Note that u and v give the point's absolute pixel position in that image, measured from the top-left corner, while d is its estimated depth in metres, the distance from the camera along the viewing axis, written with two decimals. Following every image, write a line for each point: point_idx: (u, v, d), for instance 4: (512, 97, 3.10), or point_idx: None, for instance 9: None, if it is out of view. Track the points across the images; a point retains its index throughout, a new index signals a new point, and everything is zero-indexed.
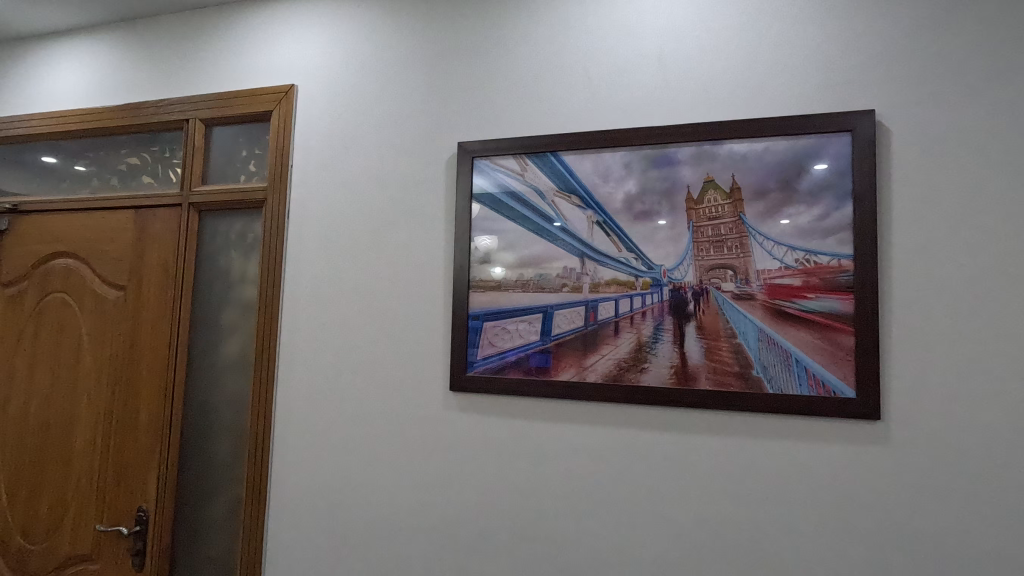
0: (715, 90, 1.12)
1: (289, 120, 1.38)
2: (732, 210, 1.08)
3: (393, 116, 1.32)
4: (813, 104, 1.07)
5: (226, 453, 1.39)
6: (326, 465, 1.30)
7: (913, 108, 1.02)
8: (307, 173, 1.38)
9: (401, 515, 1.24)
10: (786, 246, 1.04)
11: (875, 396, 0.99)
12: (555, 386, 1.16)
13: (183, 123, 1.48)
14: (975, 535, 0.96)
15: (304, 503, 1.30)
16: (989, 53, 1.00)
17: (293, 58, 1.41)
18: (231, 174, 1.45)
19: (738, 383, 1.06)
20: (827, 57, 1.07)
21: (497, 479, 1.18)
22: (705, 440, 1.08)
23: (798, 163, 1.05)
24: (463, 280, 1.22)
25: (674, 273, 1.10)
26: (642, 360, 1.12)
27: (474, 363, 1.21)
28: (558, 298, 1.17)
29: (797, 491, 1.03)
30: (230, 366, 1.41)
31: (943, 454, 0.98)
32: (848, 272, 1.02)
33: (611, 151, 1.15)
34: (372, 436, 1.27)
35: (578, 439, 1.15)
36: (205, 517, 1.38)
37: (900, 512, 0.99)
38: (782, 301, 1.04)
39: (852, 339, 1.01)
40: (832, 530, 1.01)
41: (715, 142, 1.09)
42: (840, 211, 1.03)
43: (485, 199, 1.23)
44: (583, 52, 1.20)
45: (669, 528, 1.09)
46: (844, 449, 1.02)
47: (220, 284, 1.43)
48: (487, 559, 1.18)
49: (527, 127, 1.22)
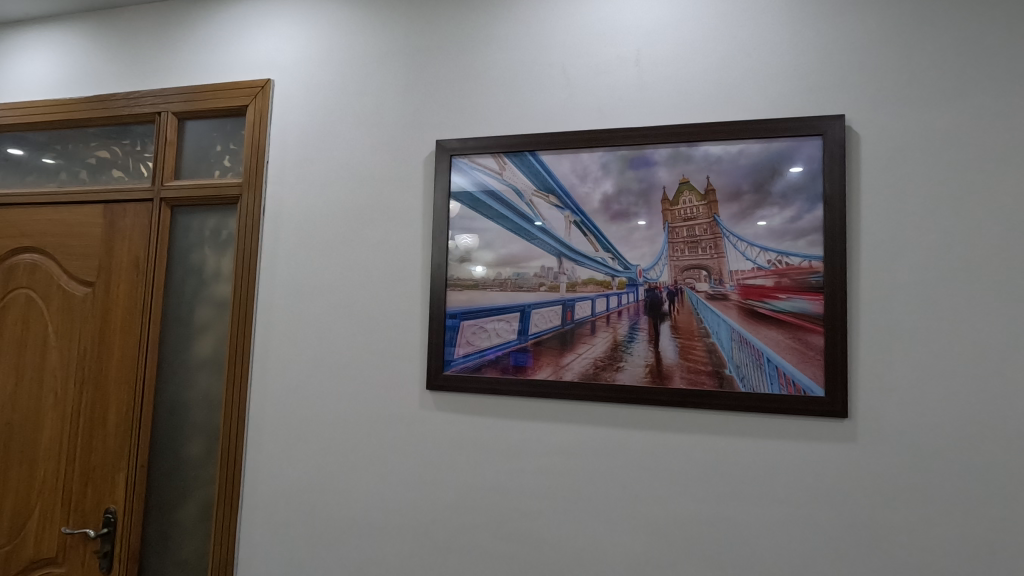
0: (691, 92, 1.13)
1: (264, 115, 1.36)
2: (707, 211, 1.09)
3: (371, 113, 1.31)
4: (787, 109, 1.09)
5: (198, 454, 1.36)
6: (302, 465, 1.28)
7: (882, 114, 1.05)
8: (283, 169, 1.36)
9: (377, 516, 1.23)
10: (759, 247, 1.06)
11: (843, 395, 1.02)
12: (533, 385, 1.16)
13: (155, 117, 1.45)
14: (937, 530, 0.99)
15: (279, 504, 1.29)
16: (953, 61, 1.03)
17: (269, 53, 1.39)
18: (204, 169, 1.42)
19: (712, 382, 1.08)
20: (800, 63, 1.09)
21: (474, 478, 1.18)
22: (679, 439, 1.10)
23: (772, 166, 1.07)
24: (441, 279, 1.22)
25: (650, 272, 1.12)
26: (618, 359, 1.13)
27: (451, 362, 1.21)
28: (536, 297, 1.18)
29: (768, 488, 1.05)
30: (203, 365, 1.38)
31: (907, 450, 1.01)
32: (818, 273, 1.04)
33: (588, 150, 1.16)
34: (349, 435, 1.26)
35: (555, 438, 1.16)
36: (175, 518, 1.36)
37: (867, 509, 1.01)
38: (755, 302, 1.06)
39: (821, 339, 1.03)
40: (802, 527, 1.04)
41: (691, 144, 1.11)
42: (812, 214, 1.05)
43: (464, 197, 1.23)
44: (561, 51, 1.21)
45: (644, 526, 1.10)
46: (813, 446, 1.04)
47: (192, 281, 1.41)
48: (464, 558, 1.17)
49: (506, 125, 1.22)
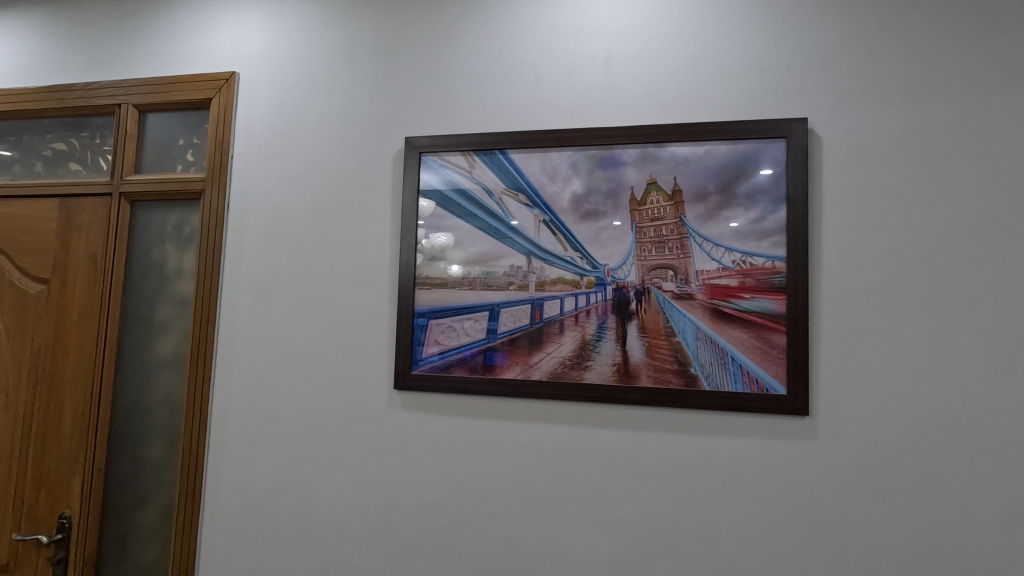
0: (659, 93, 1.14)
1: (229, 108, 1.33)
2: (674, 211, 1.10)
3: (339, 108, 1.29)
4: (752, 112, 1.10)
5: (158, 456, 1.33)
6: (266, 467, 1.26)
7: (843, 118, 1.07)
8: (248, 164, 1.33)
9: (344, 517, 1.21)
10: (724, 247, 1.08)
11: (803, 393, 1.03)
12: (502, 384, 1.15)
13: (115, 109, 1.40)
14: (893, 524, 1.01)
15: (242, 506, 1.26)
16: (912, 67, 1.06)
17: (234, 45, 1.36)
18: (166, 163, 1.38)
19: (678, 381, 1.09)
20: (765, 66, 1.11)
21: (441, 478, 1.18)
22: (645, 438, 1.10)
23: (738, 167, 1.08)
24: (409, 277, 1.20)
25: (618, 272, 1.12)
26: (586, 358, 1.13)
27: (419, 361, 1.20)
28: (505, 295, 1.17)
29: (731, 485, 1.07)
30: (164, 365, 1.34)
31: (865, 447, 1.03)
32: (781, 273, 1.06)
33: (558, 149, 1.16)
34: (315, 436, 1.24)
35: (523, 437, 1.15)
36: (133, 522, 1.32)
37: (826, 505, 1.04)
38: (719, 301, 1.07)
39: (783, 338, 1.05)
40: (764, 523, 1.05)
41: (659, 144, 1.11)
42: (775, 215, 1.06)
43: (433, 196, 1.21)
44: (531, 50, 1.21)
45: (611, 523, 1.10)
46: (776, 443, 1.06)
47: (153, 278, 1.37)
48: (432, 559, 1.17)
49: (476, 123, 1.22)
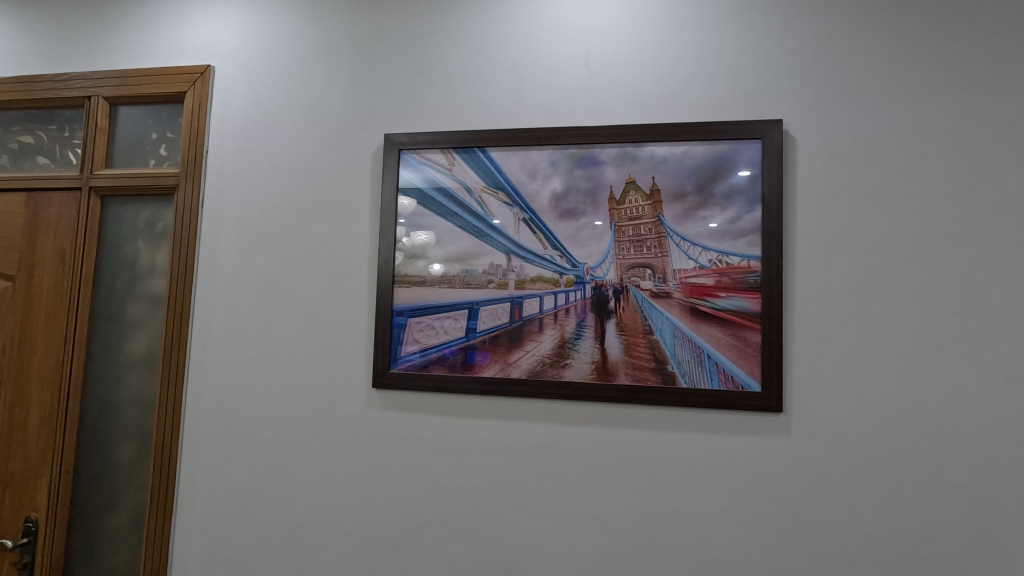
0: (638, 94, 1.15)
1: (204, 102, 1.31)
2: (652, 210, 1.11)
3: (317, 104, 1.27)
4: (729, 113, 1.12)
5: (129, 457, 1.30)
6: (242, 466, 1.24)
7: (816, 120, 1.09)
8: (223, 159, 1.30)
9: (320, 517, 1.20)
10: (701, 247, 1.09)
11: (777, 390, 1.05)
12: (481, 383, 1.15)
13: (85, 101, 1.36)
14: (863, 517, 1.04)
15: (217, 508, 1.24)
16: (883, 71, 1.08)
17: (210, 38, 1.34)
18: (138, 157, 1.35)
19: (656, 378, 1.10)
20: (741, 68, 1.12)
21: (420, 477, 1.17)
22: (623, 435, 1.11)
23: (714, 167, 1.09)
24: (388, 275, 1.19)
25: (597, 270, 1.13)
26: (565, 356, 1.13)
27: (398, 359, 1.19)
28: (484, 294, 1.17)
29: (707, 480, 1.08)
30: (136, 364, 1.31)
31: (837, 443, 1.05)
32: (756, 273, 1.07)
33: (537, 148, 1.16)
34: (291, 435, 1.22)
35: (502, 435, 1.15)
36: (103, 525, 1.29)
37: (798, 500, 1.06)
38: (696, 300, 1.09)
39: (758, 336, 1.07)
40: (739, 518, 1.07)
41: (637, 144, 1.12)
42: (751, 215, 1.08)
43: (412, 193, 1.21)
44: (511, 48, 1.20)
45: (589, 520, 1.11)
46: (751, 440, 1.07)
47: (125, 276, 1.33)
48: (410, 557, 1.16)
49: (456, 121, 1.21)
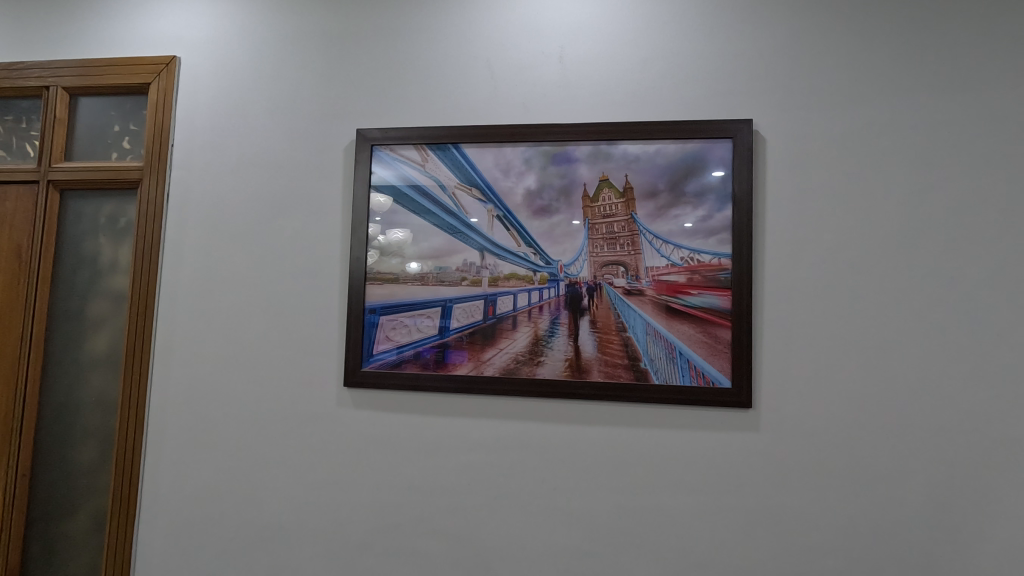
0: (612, 91, 1.15)
1: (169, 94, 1.27)
2: (625, 208, 1.11)
3: (287, 97, 1.25)
4: (701, 112, 1.13)
5: (89, 460, 1.25)
6: (208, 468, 1.21)
7: (785, 121, 1.11)
8: (189, 153, 1.27)
9: (290, 518, 1.18)
10: (673, 245, 1.10)
11: (747, 386, 1.07)
12: (454, 381, 1.14)
13: (43, 92, 1.31)
14: (829, 510, 1.06)
15: (182, 511, 1.21)
16: (849, 74, 1.10)
17: (175, 28, 1.30)
18: (100, 150, 1.30)
19: (628, 375, 1.10)
20: (713, 68, 1.13)
21: (392, 477, 1.16)
22: (596, 432, 1.12)
23: (686, 166, 1.11)
24: (360, 272, 1.18)
25: (570, 268, 1.13)
26: (539, 353, 1.13)
27: (370, 358, 1.17)
28: (457, 291, 1.16)
29: (679, 476, 1.09)
30: (97, 363, 1.27)
31: (805, 437, 1.07)
32: (726, 270, 1.09)
33: (511, 144, 1.16)
34: (260, 435, 1.20)
35: (476, 433, 1.14)
36: (62, 530, 1.24)
37: (768, 494, 1.07)
38: (668, 297, 1.10)
39: (728, 333, 1.08)
40: (710, 512, 1.08)
41: (611, 142, 1.13)
42: (722, 213, 1.09)
43: (385, 190, 1.19)
44: (486, 45, 1.20)
45: (563, 517, 1.11)
46: (721, 435, 1.09)
47: (85, 272, 1.29)
48: (383, 558, 1.15)
49: (430, 117, 1.20)
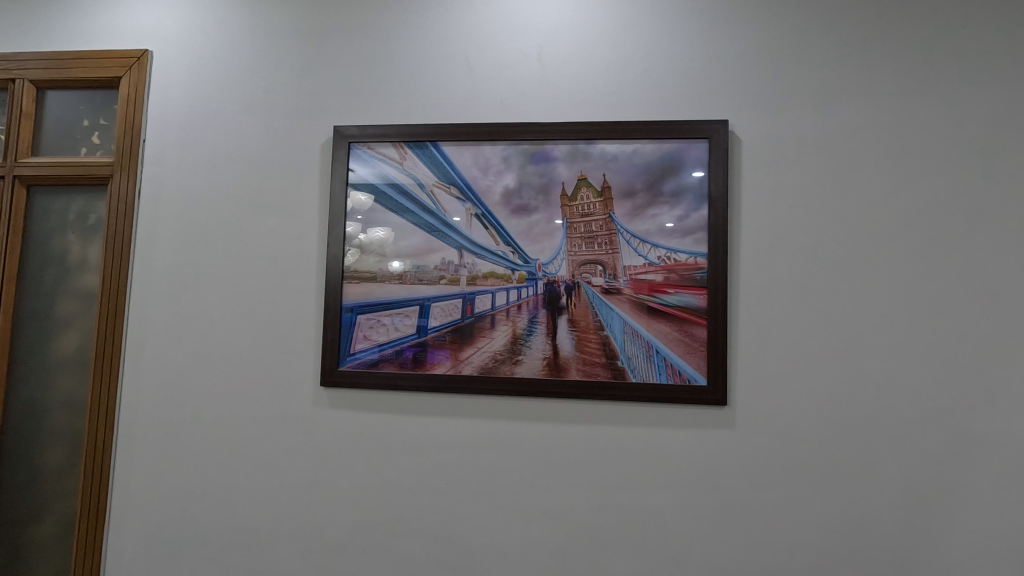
0: (590, 91, 1.16)
1: (141, 88, 1.25)
2: (603, 207, 1.12)
3: (263, 93, 1.23)
4: (677, 113, 1.14)
5: (57, 462, 1.22)
6: (181, 470, 1.19)
7: (759, 122, 1.13)
8: (162, 149, 1.24)
9: (266, 519, 1.16)
10: (651, 244, 1.11)
11: (722, 383, 1.08)
12: (432, 380, 1.14)
13: (8, 85, 1.28)
14: (802, 505, 1.08)
15: (153, 513, 1.18)
16: (822, 76, 1.12)
17: (147, 21, 1.27)
18: (68, 145, 1.27)
19: (606, 373, 1.11)
20: (689, 69, 1.14)
21: (369, 477, 1.15)
22: (574, 430, 1.12)
23: (664, 166, 1.11)
24: (337, 270, 1.16)
25: (549, 267, 1.13)
26: (517, 352, 1.13)
27: (347, 357, 1.16)
28: (435, 290, 1.15)
29: (655, 473, 1.10)
30: (65, 364, 1.24)
31: (779, 434, 1.09)
32: (702, 270, 1.10)
33: (489, 143, 1.15)
34: (234, 436, 1.18)
35: (454, 432, 1.14)
36: (30, 534, 1.21)
37: (743, 491, 1.09)
38: (646, 296, 1.10)
39: (704, 332, 1.09)
40: (686, 509, 1.09)
41: (589, 141, 1.13)
42: (698, 213, 1.10)
43: (362, 188, 1.18)
44: (464, 43, 1.19)
45: (541, 515, 1.11)
46: (697, 433, 1.10)
47: (53, 271, 1.26)
48: (360, 558, 1.14)
49: (408, 114, 1.19)
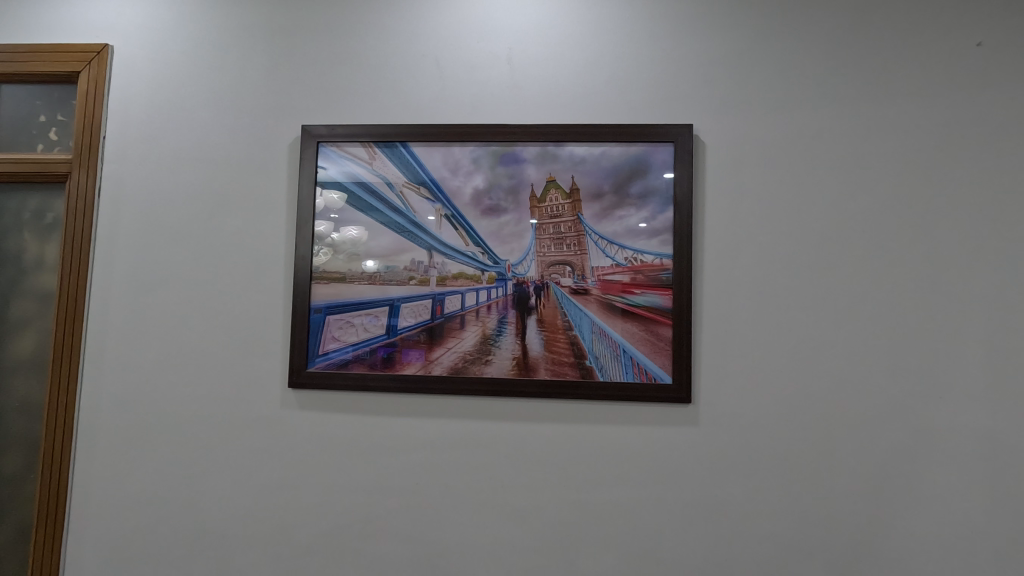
0: (559, 93, 1.17)
1: (101, 83, 1.21)
2: (571, 209, 1.13)
3: (228, 90, 1.21)
4: (644, 117, 1.16)
5: (13, 467, 1.19)
6: (143, 474, 1.16)
7: (723, 127, 1.15)
8: (123, 146, 1.21)
9: (231, 522, 1.15)
10: (618, 245, 1.13)
11: (686, 381, 1.11)
12: (402, 381, 1.14)
13: None
14: (762, 499, 1.11)
15: (114, 519, 1.16)
16: (783, 83, 1.16)
17: (107, 14, 1.24)
18: (24, 141, 1.23)
19: (574, 373, 1.12)
20: (655, 73, 1.17)
21: (338, 478, 1.14)
22: (543, 429, 1.13)
23: (631, 168, 1.13)
24: (305, 271, 1.15)
25: (518, 268, 1.14)
26: (486, 352, 1.14)
27: (316, 358, 1.15)
28: (404, 290, 1.15)
29: (622, 469, 1.13)
30: (21, 367, 1.20)
31: (740, 430, 1.12)
32: (667, 271, 1.12)
33: (459, 144, 1.16)
34: (199, 438, 1.16)
35: (424, 432, 1.14)
36: None
37: (707, 486, 1.12)
38: (613, 296, 1.12)
39: (669, 331, 1.12)
40: (651, 505, 1.12)
41: (558, 144, 1.15)
42: (664, 215, 1.13)
43: (331, 187, 1.17)
44: (434, 43, 1.19)
45: (510, 513, 1.12)
46: (662, 430, 1.13)
47: (9, 271, 1.22)
48: (328, 560, 1.13)
49: (377, 114, 1.19)
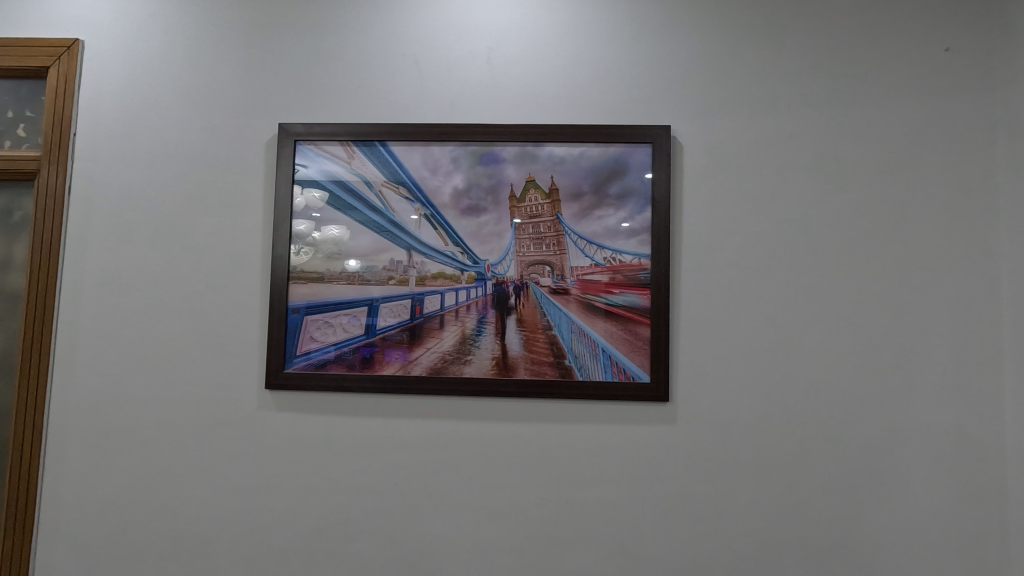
0: (538, 93, 1.17)
1: (71, 79, 1.19)
2: (550, 209, 1.14)
3: (203, 87, 1.19)
4: (622, 117, 1.17)
5: None
6: (115, 477, 1.14)
7: (700, 128, 1.17)
8: (94, 143, 1.19)
9: (208, 525, 1.13)
10: (597, 245, 1.13)
11: (664, 380, 1.12)
12: (381, 381, 1.13)
13: None
14: (738, 495, 1.13)
15: (86, 524, 1.13)
16: (758, 85, 1.17)
17: (77, 8, 1.21)
18: None
19: (553, 372, 1.13)
20: (633, 75, 1.17)
21: (317, 479, 1.13)
22: (522, 428, 1.14)
23: (609, 169, 1.14)
24: (283, 271, 1.14)
25: (497, 267, 1.14)
26: (466, 352, 1.14)
27: (294, 359, 1.14)
28: (384, 290, 1.15)
29: (601, 467, 1.13)
30: None
31: (717, 428, 1.14)
32: (646, 271, 1.13)
33: (439, 143, 1.16)
34: (174, 440, 1.14)
35: (403, 432, 1.14)
36: None
37: (685, 483, 1.13)
38: (592, 295, 1.13)
39: (647, 331, 1.13)
40: (630, 502, 1.13)
41: (537, 143, 1.15)
42: (642, 216, 1.14)
43: (309, 186, 1.16)
44: (413, 42, 1.19)
45: (490, 512, 1.13)
46: (641, 428, 1.13)
47: None
48: (306, 562, 1.12)
49: (355, 113, 1.18)
